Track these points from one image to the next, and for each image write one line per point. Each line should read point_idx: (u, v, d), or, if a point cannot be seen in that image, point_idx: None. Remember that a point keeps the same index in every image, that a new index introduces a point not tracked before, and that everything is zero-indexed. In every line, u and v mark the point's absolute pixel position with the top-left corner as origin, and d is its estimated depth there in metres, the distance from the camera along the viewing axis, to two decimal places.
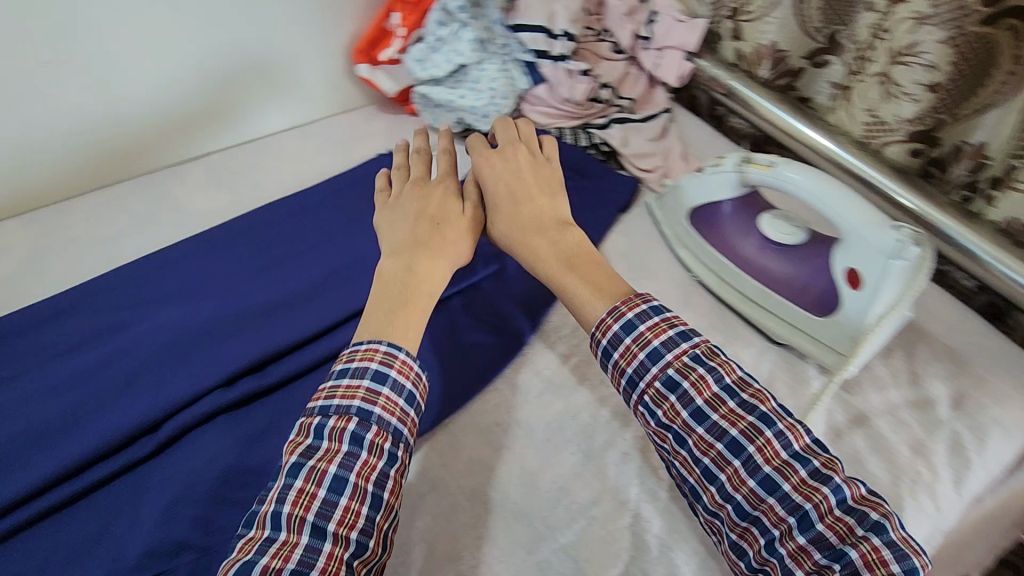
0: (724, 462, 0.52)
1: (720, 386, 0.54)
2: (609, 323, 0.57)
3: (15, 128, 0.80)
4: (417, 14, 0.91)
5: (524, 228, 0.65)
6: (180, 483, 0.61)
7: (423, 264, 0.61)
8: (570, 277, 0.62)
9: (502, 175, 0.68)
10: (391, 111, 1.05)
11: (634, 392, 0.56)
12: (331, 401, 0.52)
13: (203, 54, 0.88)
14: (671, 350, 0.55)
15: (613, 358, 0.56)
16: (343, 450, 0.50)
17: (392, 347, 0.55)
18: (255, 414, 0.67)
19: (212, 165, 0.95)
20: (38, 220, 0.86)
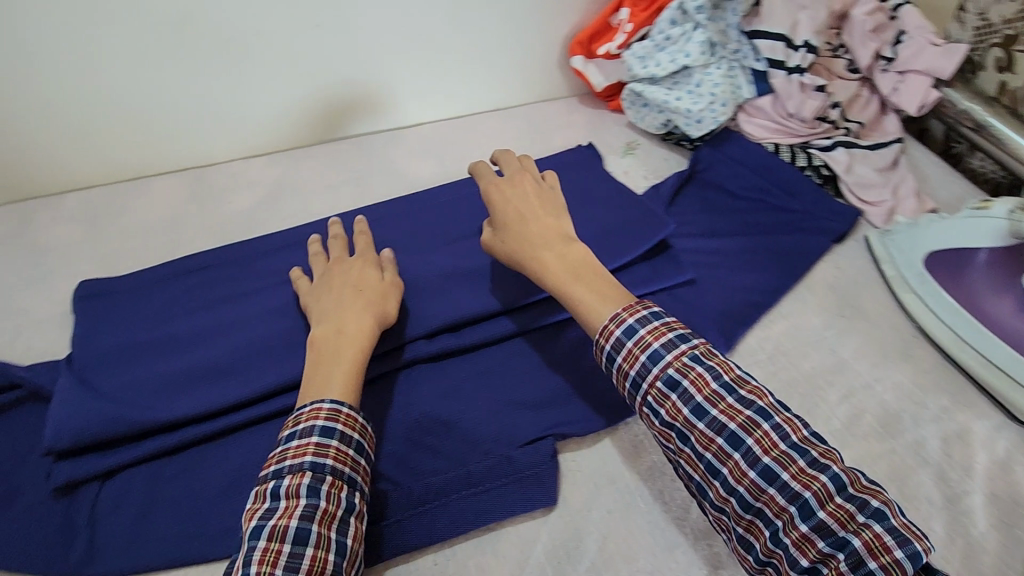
0: (723, 456, 0.52)
1: (718, 384, 0.55)
2: (612, 328, 0.59)
3: (274, 80, 0.92)
4: (649, 13, 0.90)
5: (532, 245, 0.67)
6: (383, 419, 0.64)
7: (352, 323, 0.62)
8: (579, 286, 0.64)
9: (510, 202, 0.70)
10: (593, 105, 1.05)
11: (637, 394, 0.57)
12: (283, 464, 0.53)
13: (439, 31, 0.94)
14: (670, 351, 0.56)
15: (615, 362, 0.58)
16: (301, 502, 0.51)
17: (334, 402, 0.56)
18: (452, 369, 0.68)
19: (424, 135, 1.03)
20: (279, 163, 0.98)
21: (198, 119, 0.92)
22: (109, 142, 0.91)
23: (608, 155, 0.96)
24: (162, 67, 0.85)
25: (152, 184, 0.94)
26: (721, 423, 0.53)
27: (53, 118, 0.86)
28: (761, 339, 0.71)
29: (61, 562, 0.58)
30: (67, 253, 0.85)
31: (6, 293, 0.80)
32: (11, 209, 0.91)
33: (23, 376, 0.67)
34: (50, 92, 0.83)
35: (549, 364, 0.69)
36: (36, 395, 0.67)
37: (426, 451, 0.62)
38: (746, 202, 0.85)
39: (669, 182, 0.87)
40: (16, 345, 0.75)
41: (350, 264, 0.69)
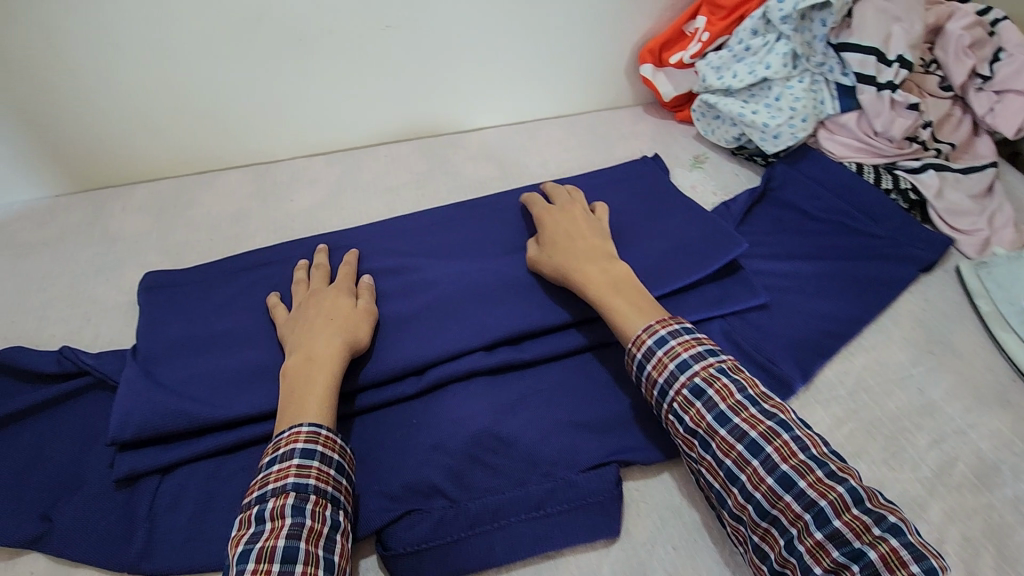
0: (743, 463, 0.54)
1: (742, 396, 0.57)
2: (643, 338, 0.61)
3: (342, 81, 0.92)
4: (729, 22, 0.85)
5: (576, 258, 0.69)
6: (440, 431, 0.62)
7: (320, 347, 0.62)
8: (617, 299, 0.65)
9: (559, 224, 0.74)
10: (659, 115, 1.02)
11: (664, 400, 0.59)
12: (266, 488, 0.53)
13: (507, 35, 0.93)
14: (698, 362, 0.59)
15: (645, 368, 0.60)
16: (287, 522, 0.51)
17: (313, 424, 0.56)
18: (511, 384, 0.66)
19: (484, 139, 1.01)
20: (341, 162, 0.98)
21: (267, 116, 0.93)
22: (181, 135, 0.93)
23: (675, 168, 0.92)
24: (236, 63, 0.86)
25: (219, 178, 0.96)
26: (742, 432, 0.55)
27: (130, 109, 0.88)
28: (841, 373, 0.67)
29: (120, 554, 0.58)
30: (136, 242, 0.87)
31: (78, 279, 0.82)
32: (86, 196, 0.93)
33: (91, 364, 0.68)
34: (129, 84, 0.85)
35: (612, 385, 0.67)
36: (102, 384, 0.68)
37: (483, 469, 0.60)
38: (825, 224, 0.80)
39: (740, 200, 0.83)
40: (85, 331, 0.77)
41: (321, 291, 0.69)
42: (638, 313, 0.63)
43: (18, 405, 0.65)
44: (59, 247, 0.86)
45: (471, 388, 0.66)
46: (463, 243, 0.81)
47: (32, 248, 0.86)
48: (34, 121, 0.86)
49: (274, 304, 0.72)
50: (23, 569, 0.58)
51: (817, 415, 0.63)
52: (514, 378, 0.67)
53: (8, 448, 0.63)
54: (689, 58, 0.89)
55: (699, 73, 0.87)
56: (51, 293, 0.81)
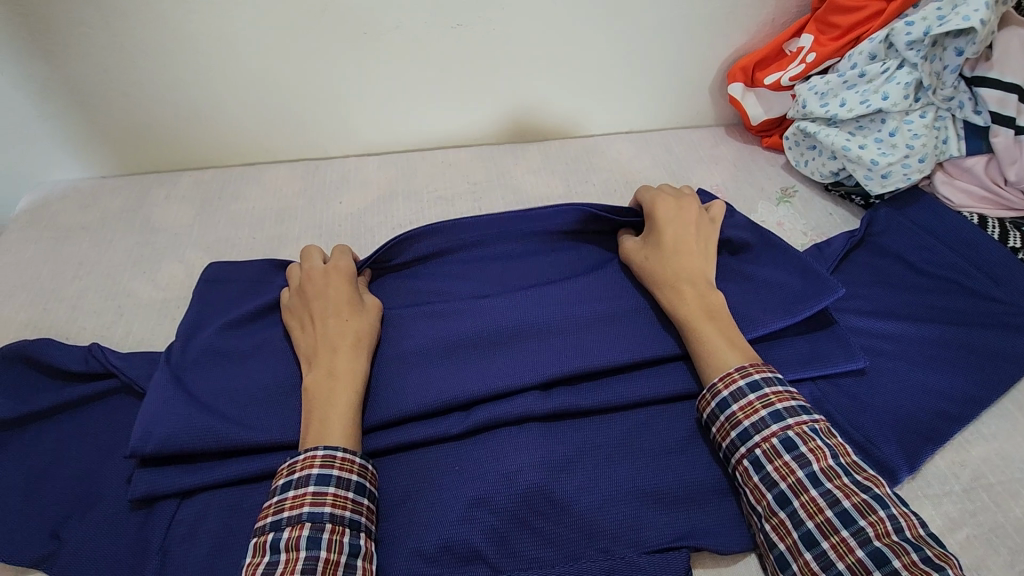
0: (830, 530, 0.49)
1: (835, 462, 0.52)
2: (736, 377, 0.56)
3: (405, 78, 0.86)
4: (832, 49, 0.76)
5: (677, 274, 0.64)
6: (483, 480, 0.55)
7: (340, 362, 0.58)
8: (711, 328, 0.60)
9: (670, 225, 0.68)
10: (742, 138, 0.93)
11: (746, 445, 0.54)
12: (281, 515, 0.50)
13: (587, 41, 0.85)
14: (792, 416, 0.54)
15: (732, 407, 0.55)
16: (302, 555, 0.48)
17: (329, 448, 0.53)
18: (567, 433, 0.59)
19: (548, 150, 0.94)
20: (396, 163, 0.93)
21: (324, 110, 0.88)
22: (232, 124, 0.88)
23: (760, 200, 0.83)
24: (295, 52, 0.81)
25: (267, 171, 0.92)
26: (833, 497, 0.50)
27: (182, 94, 0.83)
28: (954, 463, 0.57)
29: None
30: (176, 234, 0.83)
31: (115, 270, 0.78)
32: (132, 180, 0.90)
33: (119, 367, 0.63)
34: (184, 68, 0.81)
35: (683, 449, 0.58)
36: (128, 389, 0.64)
37: (531, 533, 0.53)
38: (936, 281, 0.70)
39: (836, 244, 0.74)
40: (116, 327, 0.72)
41: (333, 289, 0.65)
42: (731, 349, 0.59)
43: (40, 406, 0.61)
44: (99, 233, 0.83)
45: (522, 434, 0.58)
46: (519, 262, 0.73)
47: (72, 232, 0.83)
48: (85, 101, 0.82)
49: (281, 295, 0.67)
50: None
51: (925, 512, 0.54)
52: (571, 429, 0.59)
53: (25, 452, 0.59)
54: (789, 79, 0.79)
55: (799, 97, 0.78)
56: (86, 282, 0.77)
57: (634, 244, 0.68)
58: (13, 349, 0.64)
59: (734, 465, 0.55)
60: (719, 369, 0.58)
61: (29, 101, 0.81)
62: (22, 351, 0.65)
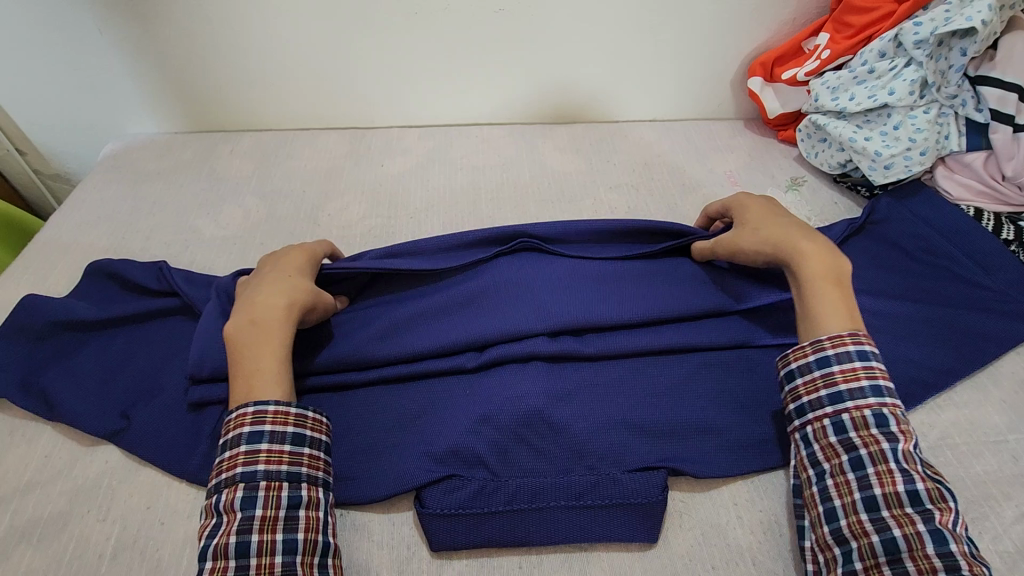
0: (895, 502, 0.52)
1: (914, 448, 0.55)
2: (846, 339, 0.58)
3: (450, 57, 0.95)
4: (846, 46, 0.81)
5: (794, 234, 0.65)
6: (490, 403, 0.62)
7: (263, 311, 0.60)
8: (831, 289, 0.61)
9: (760, 207, 0.71)
10: (759, 131, 0.98)
11: (834, 406, 0.57)
12: (220, 478, 0.55)
13: (618, 32, 0.92)
14: (891, 397, 0.57)
15: (833, 367, 0.57)
16: (239, 515, 0.53)
17: (257, 404, 0.56)
18: (568, 373, 0.65)
19: (575, 132, 1.01)
20: (434, 135, 1.01)
21: (374, 82, 0.98)
22: (292, 89, 0.98)
23: (769, 188, 0.89)
24: (352, 29, 0.90)
25: (318, 136, 1.01)
26: (909, 476, 0.53)
27: (251, 61, 0.94)
28: (924, 424, 0.63)
29: (183, 463, 0.62)
30: (237, 184, 0.93)
31: (183, 209, 0.89)
32: (202, 136, 1.01)
33: (183, 287, 0.73)
34: (253, 39, 0.91)
35: (673, 392, 0.64)
36: (191, 307, 0.74)
37: (529, 449, 0.61)
38: (929, 267, 0.74)
39: (836, 229, 0.79)
40: (182, 256, 0.83)
41: (286, 256, 0.67)
42: (846, 311, 0.60)
43: (116, 313, 0.71)
44: (171, 178, 0.94)
45: (527, 368, 0.65)
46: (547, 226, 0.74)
47: (148, 176, 0.94)
48: (167, 63, 0.94)
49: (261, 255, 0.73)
50: (99, 458, 0.63)
51: None
52: (571, 368, 0.66)
53: (108, 349, 0.70)
54: (804, 74, 0.85)
55: (813, 92, 0.84)
56: (158, 217, 0.88)
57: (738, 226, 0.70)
58: (99, 265, 0.76)
59: (810, 420, 0.58)
60: (834, 329, 0.59)
61: (122, 60, 0.93)
62: (111, 267, 0.76)
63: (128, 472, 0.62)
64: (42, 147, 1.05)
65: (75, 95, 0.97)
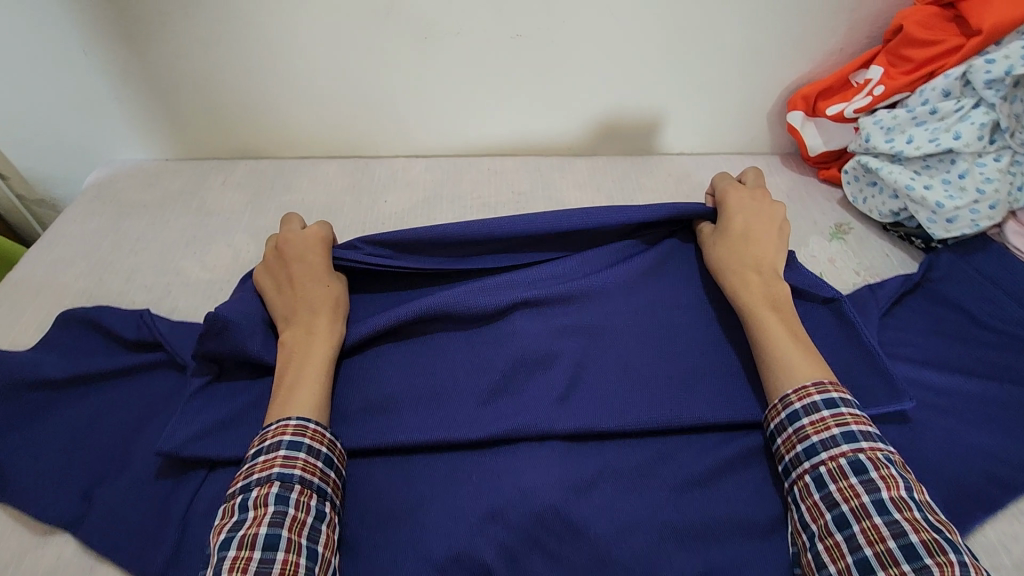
0: (889, 560, 0.47)
1: (909, 494, 0.50)
2: (812, 390, 0.57)
3: (461, 86, 0.87)
4: (898, 85, 0.72)
5: (741, 260, 0.67)
6: (501, 495, 0.55)
7: (319, 324, 0.62)
8: (771, 314, 0.63)
9: (745, 210, 0.72)
10: (797, 168, 0.89)
11: (810, 460, 0.53)
12: (251, 479, 0.53)
13: (647, 59, 0.84)
14: (868, 440, 0.53)
15: (802, 420, 0.55)
16: (270, 510, 0.50)
17: (301, 419, 0.55)
18: (590, 456, 0.58)
19: (594, 166, 0.93)
20: (442, 167, 0.94)
21: (378, 110, 0.90)
22: (290, 116, 0.91)
23: (811, 235, 0.80)
24: (360, 53, 0.83)
25: (318, 166, 0.94)
26: (902, 530, 0.48)
27: (248, 86, 0.87)
28: (1005, 535, 0.55)
29: (147, 559, 0.54)
30: (227, 220, 0.86)
31: (166, 249, 0.81)
32: (194, 164, 0.95)
33: (164, 337, 0.66)
34: (253, 62, 0.84)
35: (702, 487, 0.57)
36: (173, 363, 0.66)
37: (545, 556, 0.52)
38: (1000, 338, 0.66)
39: (890, 286, 0.71)
40: (162, 302, 0.75)
41: (313, 259, 0.67)
42: (795, 338, 0.61)
43: (86, 370, 0.64)
44: (158, 211, 0.87)
45: (547, 447, 0.58)
46: (539, 221, 0.69)
47: (133, 209, 0.87)
48: (157, 87, 0.87)
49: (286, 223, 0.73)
50: (53, 549, 0.55)
51: None
52: (594, 456, 0.58)
53: (72, 413, 0.62)
54: (852, 111, 0.76)
55: (863, 130, 0.75)
56: (139, 257, 0.80)
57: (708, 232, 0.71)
58: (75, 313, 0.69)
59: (795, 479, 0.55)
60: (800, 380, 0.58)
61: (108, 83, 0.87)
62: (85, 315, 0.69)
63: (84, 569, 0.54)
64: (26, 172, 0.99)
65: (60, 119, 0.91)
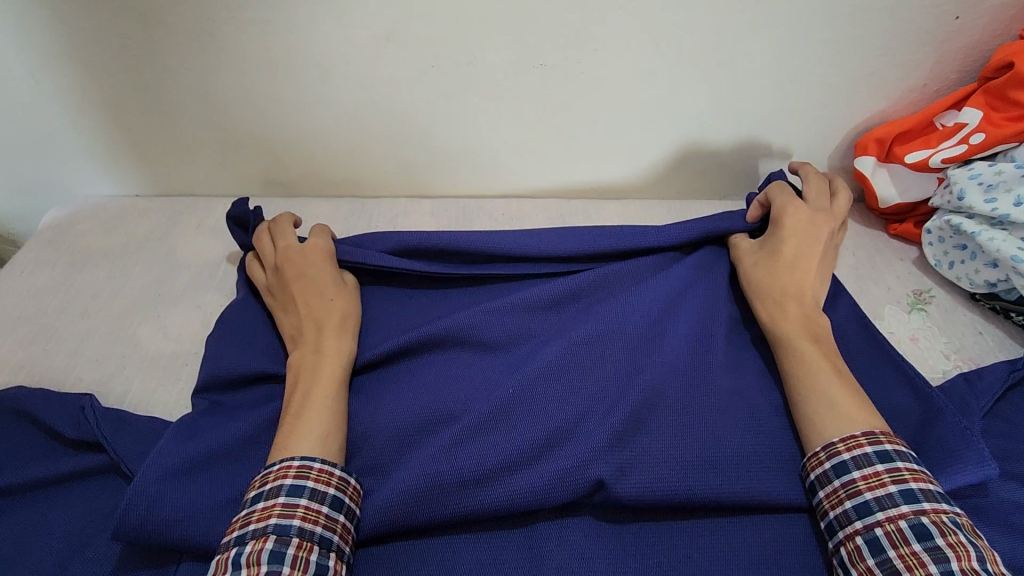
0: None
1: (983, 567, 0.44)
2: (862, 441, 0.51)
3: (472, 120, 0.75)
4: (1002, 134, 0.61)
5: (783, 287, 0.63)
6: None
7: (328, 342, 0.59)
8: (812, 346, 0.59)
9: (795, 236, 0.67)
10: (861, 219, 0.77)
11: (864, 520, 0.48)
12: (246, 529, 0.47)
13: (691, 92, 0.72)
14: (931, 500, 0.48)
15: (852, 473, 0.49)
16: (262, 570, 0.45)
17: (305, 457, 0.50)
18: (628, 538, 0.52)
19: (625, 211, 0.81)
20: (449, 210, 0.82)
21: (376, 143, 0.78)
22: (277, 151, 0.79)
23: (885, 303, 0.68)
24: (356, 82, 0.71)
25: (308, 207, 0.82)
26: None
27: (225, 118, 0.75)
28: None
29: None
30: (200, 273, 0.74)
31: (125, 310, 0.70)
32: (165, 203, 0.83)
33: (108, 440, 0.54)
34: (233, 91, 0.72)
35: None
36: (117, 468, 0.55)
37: None
38: None
39: (992, 376, 0.59)
40: (116, 379, 0.63)
41: (315, 273, 0.64)
42: (836, 370, 0.57)
43: (11, 482, 0.53)
44: (119, 262, 0.75)
45: (584, 520, 0.52)
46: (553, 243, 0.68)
47: (92, 257, 0.75)
48: (121, 119, 0.76)
49: (280, 236, 0.69)
50: None
51: None
52: (636, 546, 0.51)
53: None
54: (941, 159, 0.65)
55: (955, 184, 0.63)
56: (92, 320, 0.69)
57: (745, 250, 0.68)
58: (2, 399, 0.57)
59: (843, 541, 0.49)
60: (847, 428, 0.52)
61: (64, 114, 0.75)
62: (16, 403, 0.57)
63: None
64: None
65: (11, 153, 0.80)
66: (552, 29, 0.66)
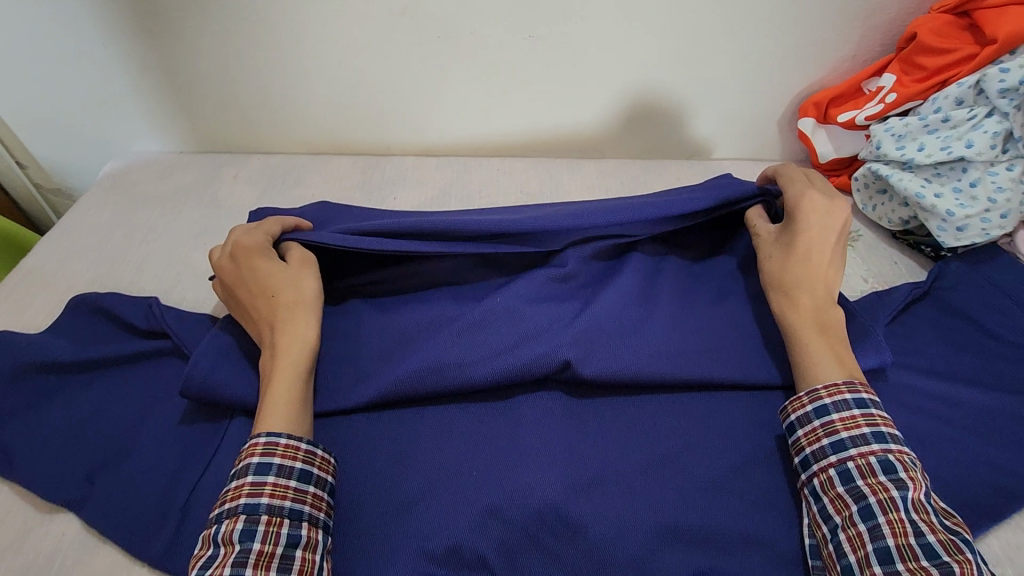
0: (910, 555, 0.50)
1: (926, 497, 0.53)
2: (844, 390, 0.58)
3: (473, 85, 0.88)
4: (910, 94, 0.73)
5: (795, 280, 0.65)
6: (499, 443, 0.60)
7: (282, 340, 0.60)
8: (818, 337, 0.62)
9: (809, 232, 0.68)
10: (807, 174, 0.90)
11: (839, 454, 0.56)
12: (224, 507, 0.53)
13: (657, 62, 0.85)
14: (896, 442, 0.56)
15: (832, 414, 0.57)
16: (237, 547, 0.51)
17: (270, 435, 0.55)
18: (588, 410, 0.63)
19: (604, 167, 0.94)
20: (451, 165, 0.94)
21: (391, 105, 0.91)
22: (304, 111, 0.92)
23: None
24: (373, 51, 0.84)
25: (329, 161, 0.95)
26: (921, 529, 0.51)
27: (263, 82, 0.88)
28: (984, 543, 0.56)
29: (147, 546, 0.55)
30: (239, 213, 0.87)
31: (179, 239, 0.83)
32: (209, 156, 0.96)
33: (171, 328, 0.67)
34: (269, 58, 0.85)
35: (710, 489, 0.59)
36: (177, 352, 0.67)
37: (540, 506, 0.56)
38: (1001, 348, 0.66)
39: (898, 292, 0.71)
40: (173, 291, 0.76)
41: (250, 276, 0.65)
42: (837, 358, 0.61)
43: (100, 355, 0.65)
44: (171, 203, 0.88)
45: (553, 397, 0.64)
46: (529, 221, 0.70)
47: (149, 199, 0.89)
48: (174, 83, 0.89)
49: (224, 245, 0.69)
50: (56, 529, 0.57)
51: None
52: (595, 415, 0.63)
53: (82, 395, 0.64)
54: (864, 118, 0.77)
55: (873, 137, 0.75)
56: (151, 247, 0.82)
57: (767, 241, 0.71)
58: (86, 298, 0.70)
59: (816, 473, 0.56)
60: (829, 377, 0.59)
61: (126, 79, 0.88)
62: (97, 301, 0.70)
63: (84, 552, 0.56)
64: (48, 163, 1.01)
65: (79, 113, 0.93)
66: (540, 6, 0.78)
